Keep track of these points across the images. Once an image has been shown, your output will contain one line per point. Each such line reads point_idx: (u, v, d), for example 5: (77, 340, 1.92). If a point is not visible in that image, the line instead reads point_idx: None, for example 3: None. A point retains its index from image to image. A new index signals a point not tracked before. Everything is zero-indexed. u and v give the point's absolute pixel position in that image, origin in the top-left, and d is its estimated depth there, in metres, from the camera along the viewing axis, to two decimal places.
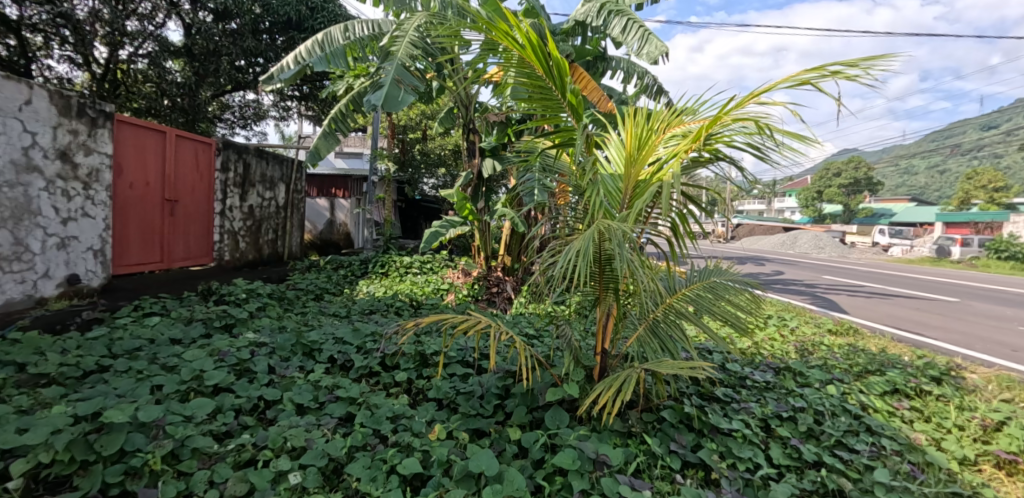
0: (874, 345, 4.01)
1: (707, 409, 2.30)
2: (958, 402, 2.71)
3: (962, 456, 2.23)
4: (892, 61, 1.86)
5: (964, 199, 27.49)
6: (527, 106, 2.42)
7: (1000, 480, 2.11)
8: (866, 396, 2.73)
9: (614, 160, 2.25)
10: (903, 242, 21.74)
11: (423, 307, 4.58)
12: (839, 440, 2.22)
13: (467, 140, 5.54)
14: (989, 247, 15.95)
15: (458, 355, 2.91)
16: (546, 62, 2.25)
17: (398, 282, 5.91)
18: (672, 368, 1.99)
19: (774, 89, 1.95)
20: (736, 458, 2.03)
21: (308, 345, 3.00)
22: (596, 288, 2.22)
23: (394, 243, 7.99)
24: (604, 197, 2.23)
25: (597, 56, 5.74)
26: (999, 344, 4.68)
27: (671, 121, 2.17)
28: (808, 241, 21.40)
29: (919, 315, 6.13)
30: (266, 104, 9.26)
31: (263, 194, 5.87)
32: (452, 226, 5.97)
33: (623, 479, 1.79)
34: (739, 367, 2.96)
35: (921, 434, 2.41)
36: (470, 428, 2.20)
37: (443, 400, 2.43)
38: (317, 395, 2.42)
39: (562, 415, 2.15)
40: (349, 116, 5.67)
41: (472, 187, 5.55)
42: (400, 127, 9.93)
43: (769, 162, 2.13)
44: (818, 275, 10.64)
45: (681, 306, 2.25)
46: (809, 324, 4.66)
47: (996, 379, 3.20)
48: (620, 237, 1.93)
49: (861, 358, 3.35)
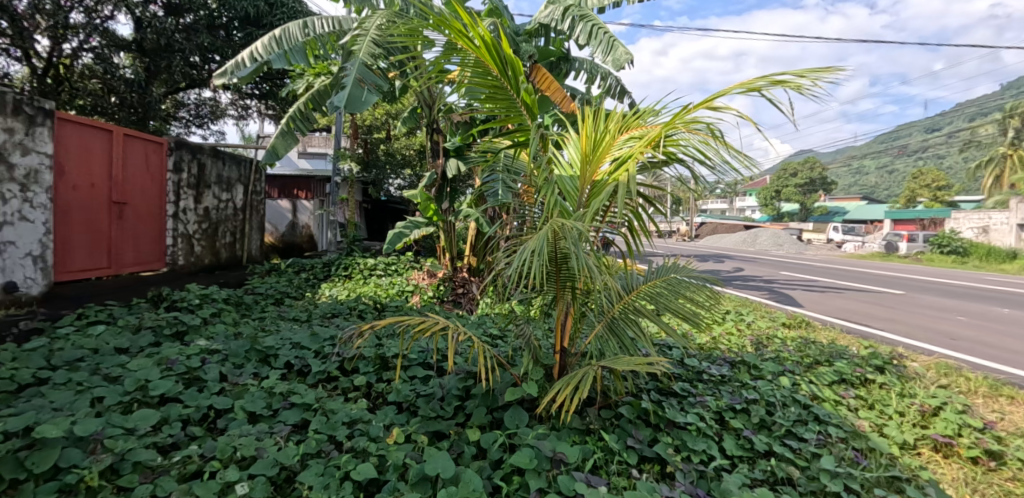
0: (824, 337, 4.18)
1: (665, 404, 2.34)
2: (900, 389, 2.84)
3: (901, 440, 2.33)
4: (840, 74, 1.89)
5: (910, 198, 29.10)
6: (485, 107, 2.41)
7: (937, 463, 2.22)
8: (816, 386, 2.83)
9: (572, 160, 2.26)
10: (854, 239, 22.76)
11: (387, 309, 4.52)
12: (789, 429, 2.28)
13: (432, 141, 5.55)
14: (933, 243, 16.88)
15: (419, 357, 2.89)
16: (501, 61, 2.25)
17: (361, 285, 5.82)
18: (630, 364, 1.99)
19: (728, 95, 1.97)
20: (690, 450, 2.05)
21: (263, 352, 2.90)
22: (555, 287, 2.22)
23: (359, 245, 7.85)
24: (562, 196, 2.24)
25: (560, 57, 5.78)
26: (939, 333, 4.96)
27: (630, 123, 2.19)
28: (768, 238, 22.19)
29: (868, 307, 6.45)
30: (224, 102, 8.98)
31: (219, 196, 5.65)
32: (416, 226, 5.95)
33: (579, 476, 1.76)
34: (697, 362, 3.03)
35: (865, 421, 2.52)
36: (430, 431, 2.17)
37: (403, 403, 2.41)
38: (270, 402, 2.34)
39: (521, 414, 2.14)
40: (308, 116, 5.51)
41: (436, 187, 5.55)
42: (364, 127, 9.79)
43: (720, 168, 2.18)
44: (776, 271, 11.06)
45: (640, 304, 2.28)
46: (765, 318, 4.81)
47: (935, 366, 3.39)
48: (575, 236, 1.93)
49: (811, 350, 3.49)
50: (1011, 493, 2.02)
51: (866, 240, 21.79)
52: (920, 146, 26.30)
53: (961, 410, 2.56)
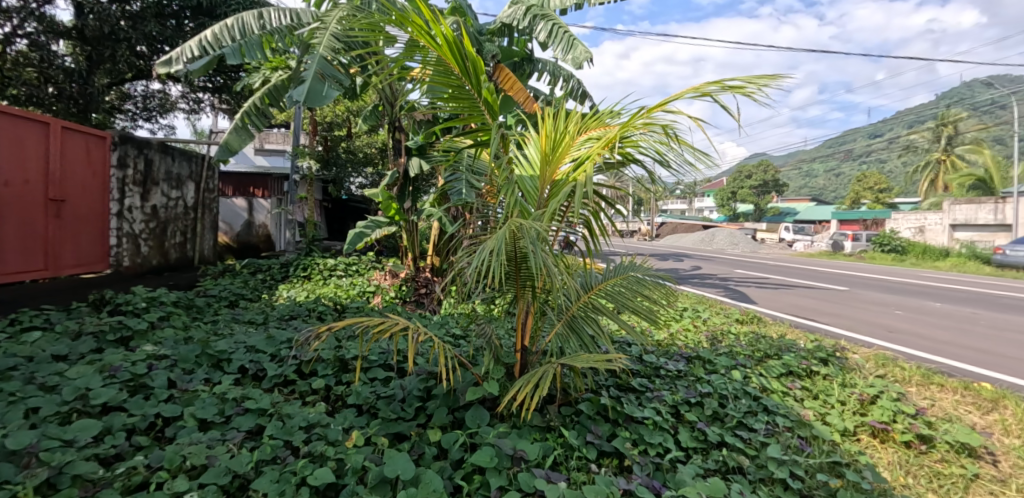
0: (774, 332, 4.37)
1: (623, 399, 2.40)
2: (841, 379, 3.00)
3: (843, 427, 2.47)
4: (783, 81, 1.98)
5: (855, 200, 30.78)
6: (447, 105, 2.40)
7: (874, 448, 2.36)
8: (765, 378, 2.96)
9: (531, 160, 2.28)
10: (804, 238, 23.87)
11: (348, 310, 4.43)
12: (741, 420, 2.38)
13: (394, 139, 5.48)
14: (875, 242, 17.87)
15: (379, 359, 2.85)
16: (462, 60, 2.24)
17: (321, 286, 5.69)
18: (589, 361, 2.02)
19: (680, 98, 2.03)
20: (647, 444, 2.11)
21: (215, 356, 2.80)
22: (515, 286, 2.23)
23: (318, 245, 7.66)
24: (521, 195, 2.25)
25: (524, 57, 5.81)
26: (879, 326, 5.27)
27: (588, 124, 2.23)
28: (724, 238, 22.97)
29: (815, 303, 6.79)
30: (174, 95, 8.59)
31: (168, 193, 5.39)
32: (377, 226, 5.85)
33: (539, 473, 1.77)
34: (655, 358, 3.11)
35: (810, 410, 2.65)
36: (390, 433, 2.15)
37: (363, 405, 2.38)
38: (222, 408, 2.26)
39: (482, 414, 2.14)
40: (265, 111, 5.34)
41: (398, 186, 5.48)
42: (324, 124, 9.56)
43: (675, 169, 2.23)
44: (732, 270, 11.47)
45: (599, 302, 2.33)
46: (719, 315, 4.98)
47: (874, 358, 3.60)
48: (533, 236, 1.95)
49: (762, 344, 3.64)
50: (939, 474, 2.17)
51: (815, 239, 22.89)
52: (864, 150, 27.80)
53: (896, 398, 2.74)
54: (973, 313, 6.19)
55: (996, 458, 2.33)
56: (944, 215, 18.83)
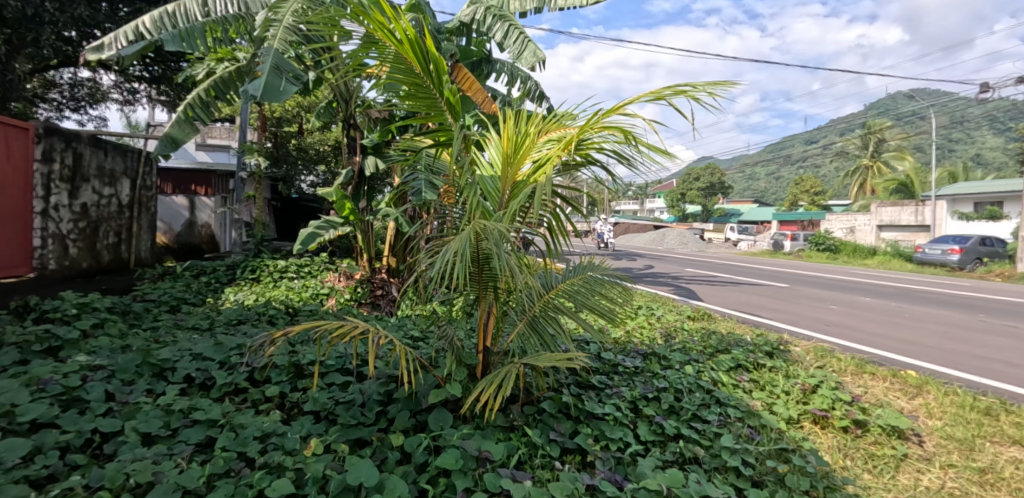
0: (723, 327, 4.58)
1: (584, 397, 2.44)
2: (785, 371, 3.18)
3: (788, 416, 2.62)
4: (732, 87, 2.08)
5: (793, 202, 32.66)
6: (407, 104, 2.37)
7: (815, 434, 2.52)
8: (716, 372, 3.10)
9: (493, 160, 2.28)
10: (747, 238, 25.08)
11: (301, 313, 4.29)
12: (695, 413, 2.47)
13: (348, 136, 5.34)
14: (812, 241, 19.00)
15: (337, 363, 2.78)
16: (424, 59, 2.22)
17: (271, 288, 5.47)
18: (550, 360, 2.05)
19: (637, 102, 2.09)
20: (608, 439, 2.16)
21: (158, 365, 2.65)
22: (476, 287, 2.23)
23: (267, 245, 7.37)
24: (483, 196, 2.25)
25: (481, 58, 5.80)
26: (816, 320, 5.61)
27: (549, 126, 2.26)
28: (674, 238, 23.81)
29: (759, 299, 7.16)
30: (106, 84, 8.03)
31: (100, 190, 5.04)
32: (332, 226, 5.69)
33: (504, 472, 1.77)
34: (612, 355, 3.19)
35: (758, 400, 2.79)
36: (351, 439, 2.11)
37: (321, 412, 2.32)
38: (168, 421, 2.13)
39: (446, 415, 2.13)
40: (211, 104, 5.04)
41: (353, 185, 5.36)
42: (273, 119, 9.20)
43: (633, 170, 2.29)
44: (681, 268, 11.91)
45: (560, 301, 2.37)
46: (672, 312, 5.16)
47: (813, 350, 3.84)
48: (496, 237, 1.95)
49: (712, 340, 3.80)
50: (873, 455, 2.34)
51: (757, 239, 24.12)
52: (801, 155, 29.51)
53: (834, 387, 2.93)
54: (898, 307, 6.70)
55: (922, 439, 2.53)
56: (872, 216, 20.27)
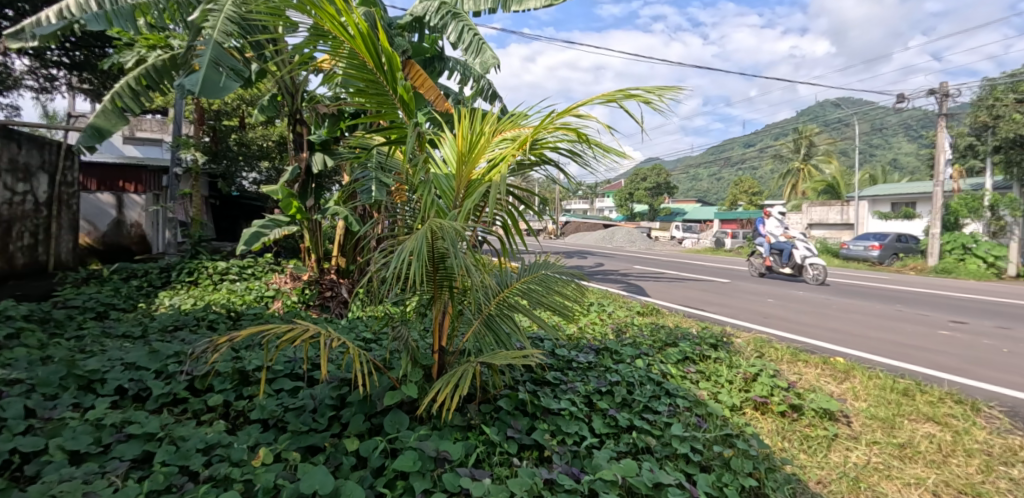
0: (670, 322, 4.76)
1: (540, 393, 2.47)
2: (728, 362, 3.35)
3: (731, 403, 2.76)
4: (679, 92, 2.17)
5: (733, 201, 34.36)
6: (358, 101, 2.32)
7: (756, 420, 2.67)
8: (664, 365, 3.22)
9: (447, 159, 2.27)
10: (692, 236, 26.14)
11: (244, 317, 4.10)
12: (647, 404, 2.56)
13: (294, 132, 5.13)
14: (750, 239, 20.06)
15: (286, 368, 2.68)
16: (376, 54, 2.18)
17: (211, 292, 5.19)
18: (507, 358, 2.06)
19: (591, 104, 2.14)
20: (564, 434, 2.19)
21: (86, 377, 2.46)
22: (432, 286, 2.21)
23: (206, 246, 6.98)
24: (437, 195, 2.23)
25: (434, 55, 5.74)
26: (755, 313, 5.94)
27: (503, 125, 2.27)
28: (623, 237, 24.50)
29: (703, 294, 7.49)
30: (19, 70, 7.37)
31: (13, 187, 4.61)
32: (276, 225, 5.46)
33: (463, 472, 1.77)
34: (566, 352, 3.25)
35: (704, 390, 2.92)
36: (302, 447, 2.04)
37: (269, 420, 2.23)
38: (99, 437, 1.99)
39: (402, 417, 2.10)
40: (143, 94, 4.73)
41: (300, 182, 5.16)
42: (211, 112, 8.73)
43: (585, 170, 2.35)
44: (630, 265, 12.28)
45: (515, 299, 2.39)
46: (623, 308, 5.31)
47: (753, 341, 4.06)
48: (452, 236, 1.94)
49: (661, 334, 3.95)
50: (807, 436, 2.51)
51: (701, 237, 25.20)
52: (740, 157, 31.07)
53: (772, 374, 3.11)
54: (827, 299, 7.19)
55: (850, 419, 2.73)
56: (804, 215, 21.64)
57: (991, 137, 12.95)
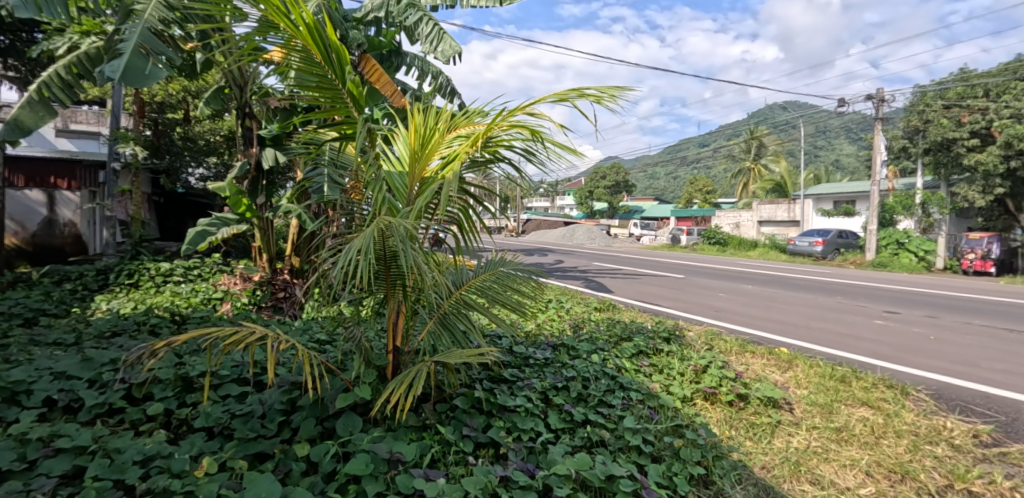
0: (627, 317, 4.86)
1: (496, 391, 2.46)
2: (680, 354, 3.45)
3: (682, 395, 2.84)
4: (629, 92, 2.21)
5: (688, 199, 35.43)
6: (307, 94, 2.24)
7: (706, 410, 2.76)
8: (619, 359, 3.28)
9: (400, 156, 2.23)
10: (649, 233, 26.81)
11: (189, 321, 3.91)
12: (601, 398, 2.60)
13: (243, 126, 4.98)
14: (705, 236, 20.75)
15: (232, 373, 2.57)
16: (325, 47, 2.10)
17: (153, 295, 4.93)
18: (462, 357, 2.04)
19: (544, 102, 2.14)
20: (519, 430, 2.20)
21: (9, 389, 2.28)
22: (384, 285, 2.17)
23: (148, 246, 6.62)
24: (390, 193, 2.19)
25: (391, 50, 5.64)
26: (707, 307, 6.15)
27: (457, 121, 2.25)
28: (583, 234, 24.87)
29: (658, 289, 7.70)
30: None
31: None
32: (224, 224, 5.25)
33: (417, 473, 1.74)
34: (524, 348, 3.26)
35: (657, 383, 3.00)
36: (250, 454, 1.96)
37: (214, 428, 2.13)
38: (22, 453, 1.84)
39: (355, 420, 2.05)
40: (75, 84, 4.43)
41: (250, 179, 4.96)
42: (153, 105, 8.26)
43: (539, 168, 2.36)
44: (589, 262, 12.47)
45: (471, 297, 2.38)
46: (580, 304, 5.38)
47: (705, 334, 4.20)
48: (403, 234, 1.90)
49: (617, 329, 4.03)
50: (753, 424, 2.62)
51: (657, 234, 25.88)
52: (694, 157, 32.07)
53: (721, 366, 3.22)
54: (774, 292, 7.52)
55: (792, 406, 2.87)
56: (754, 212, 22.55)
57: (921, 140, 13.88)
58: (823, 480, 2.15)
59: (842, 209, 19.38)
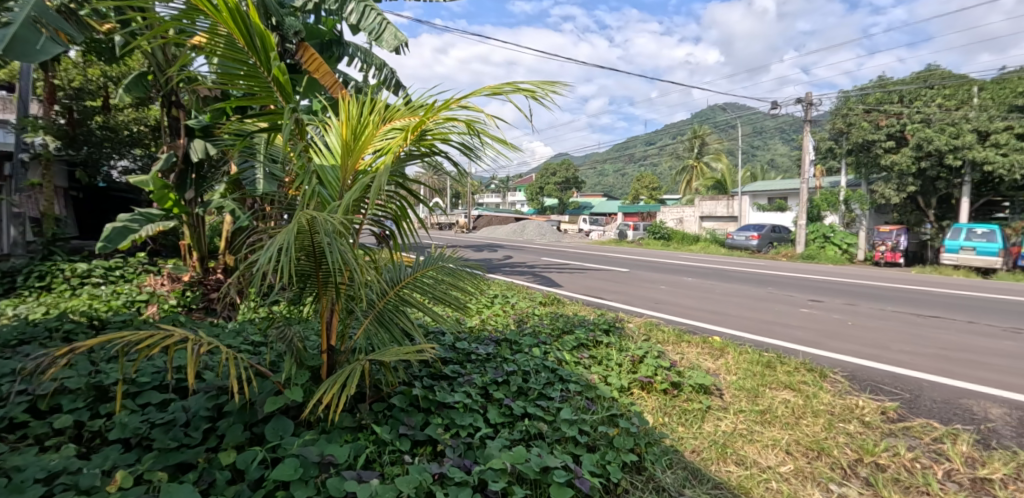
0: (571, 310, 4.94)
1: (436, 388, 2.43)
2: (619, 346, 3.55)
3: (619, 385, 2.92)
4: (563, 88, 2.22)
5: (635, 196, 36.48)
6: (229, 82, 2.12)
7: (641, 398, 2.85)
8: (560, 352, 3.33)
9: (331, 148, 2.15)
10: (598, 228, 27.37)
11: (109, 325, 3.62)
12: (541, 391, 2.63)
13: (169, 116, 4.69)
14: (650, 231, 21.42)
15: (152, 380, 2.40)
16: (248, 32, 1.99)
17: (68, 298, 4.53)
18: (397, 354, 2.00)
19: (478, 95, 2.12)
20: (458, 427, 2.18)
21: None
22: (316, 283, 2.09)
23: (62, 245, 6.07)
24: (320, 187, 2.11)
25: (332, 39, 5.44)
26: (649, 299, 6.35)
27: (391, 113, 2.19)
28: (534, 230, 25.06)
29: (604, 282, 7.88)
30: None
31: None
32: (149, 220, 4.90)
33: (349, 475, 1.69)
34: (467, 344, 3.25)
35: (596, 375, 3.06)
36: (170, 465, 1.83)
37: (131, 439, 1.98)
38: None
39: (285, 424, 1.97)
40: None
41: (177, 172, 4.66)
42: (66, 91, 7.58)
43: (476, 162, 2.34)
44: (538, 257, 12.59)
45: (408, 294, 2.33)
46: (526, 299, 5.42)
47: (644, 325, 4.34)
48: (332, 230, 1.84)
49: (559, 322, 4.08)
50: (685, 410, 2.73)
51: (605, 229, 26.46)
52: (641, 154, 33.01)
53: (656, 355, 3.33)
54: (712, 284, 7.88)
55: (721, 392, 3.01)
56: (696, 208, 23.48)
57: (845, 141, 14.94)
58: (746, 460, 2.27)
59: (775, 205, 20.55)
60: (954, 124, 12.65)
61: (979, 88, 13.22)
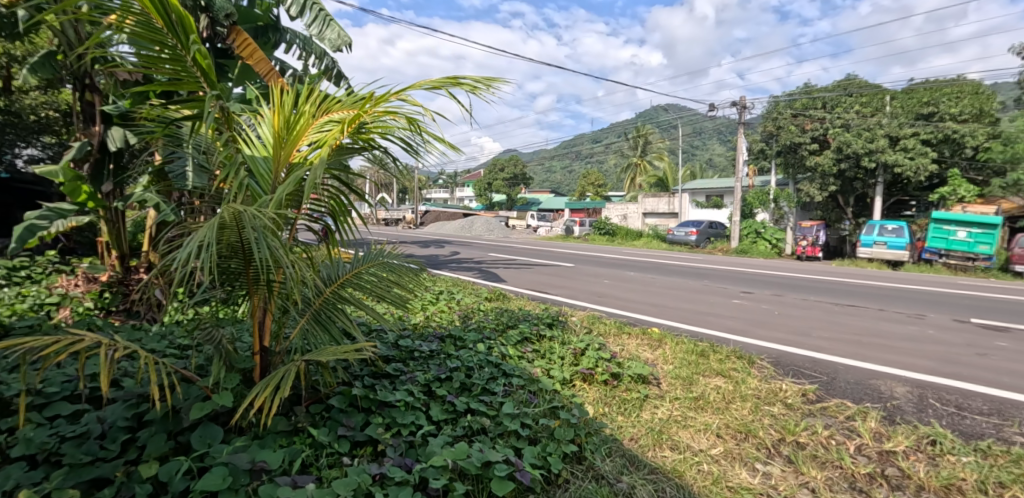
0: (516, 305, 4.97)
1: (377, 387, 2.38)
2: (562, 339, 3.61)
3: (562, 377, 2.97)
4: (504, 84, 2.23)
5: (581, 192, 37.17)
6: (147, 65, 1.96)
7: (582, 389, 2.92)
8: (504, 347, 3.34)
9: (263, 139, 2.05)
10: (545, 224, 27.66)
11: (10, 331, 3.26)
12: (484, 387, 2.63)
13: (82, 100, 4.28)
14: (596, 227, 21.87)
15: (62, 390, 2.20)
16: (167, 13, 1.85)
17: None
18: (335, 354, 1.94)
19: (418, 89, 2.09)
20: (400, 425, 2.15)
21: None
22: (247, 281, 1.99)
23: None
24: (250, 180, 2.01)
25: (268, 24, 5.18)
26: (593, 293, 6.50)
27: (328, 105, 2.12)
28: (482, 226, 24.97)
29: (549, 277, 7.98)
30: None
31: None
32: (60, 215, 4.47)
33: (282, 481, 1.63)
34: (410, 342, 3.20)
35: (539, 368, 3.10)
36: (83, 481, 1.69)
37: (37, 455, 1.80)
38: None
39: (214, 430, 1.86)
40: None
41: (92, 162, 4.28)
42: None
43: (416, 157, 2.30)
44: (485, 253, 12.56)
45: (348, 292, 2.27)
46: (471, 295, 5.41)
47: (587, 318, 4.44)
48: (262, 226, 1.75)
49: (504, 317, 4.10)
50: (624, 400, 2.82)
51: (553, 225, 26.78)
52: (587, 151, 33.65)
53: (597, 348, 3.42)
54: (652, 278, 8.17)
55: (659, 381, 3.13)
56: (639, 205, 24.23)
57: (774, 143, 15.87)
58: (680, 444, 2.38)
59: None
60: (869, 129, 13.76)
61: (890, 97, 14.40)
